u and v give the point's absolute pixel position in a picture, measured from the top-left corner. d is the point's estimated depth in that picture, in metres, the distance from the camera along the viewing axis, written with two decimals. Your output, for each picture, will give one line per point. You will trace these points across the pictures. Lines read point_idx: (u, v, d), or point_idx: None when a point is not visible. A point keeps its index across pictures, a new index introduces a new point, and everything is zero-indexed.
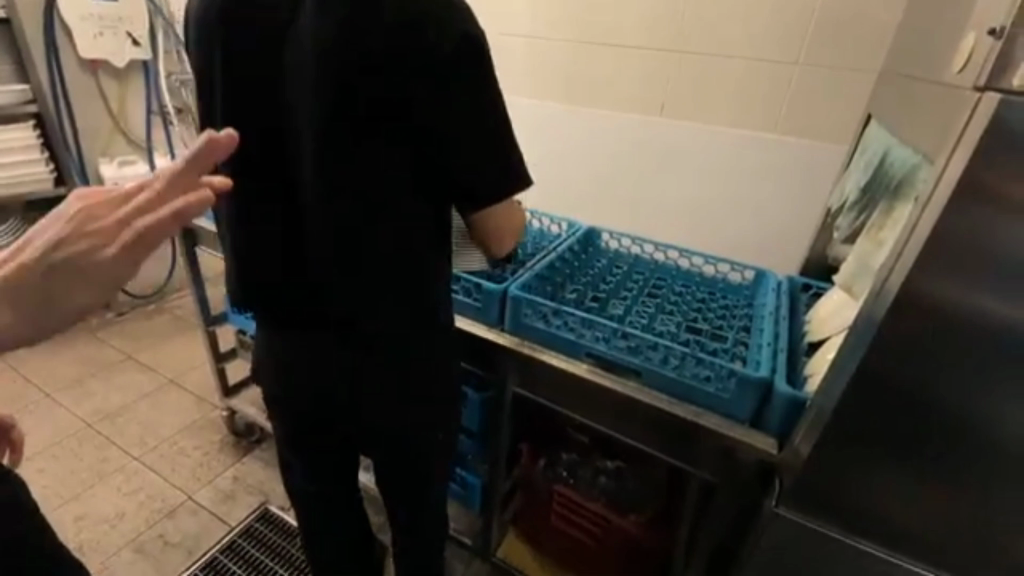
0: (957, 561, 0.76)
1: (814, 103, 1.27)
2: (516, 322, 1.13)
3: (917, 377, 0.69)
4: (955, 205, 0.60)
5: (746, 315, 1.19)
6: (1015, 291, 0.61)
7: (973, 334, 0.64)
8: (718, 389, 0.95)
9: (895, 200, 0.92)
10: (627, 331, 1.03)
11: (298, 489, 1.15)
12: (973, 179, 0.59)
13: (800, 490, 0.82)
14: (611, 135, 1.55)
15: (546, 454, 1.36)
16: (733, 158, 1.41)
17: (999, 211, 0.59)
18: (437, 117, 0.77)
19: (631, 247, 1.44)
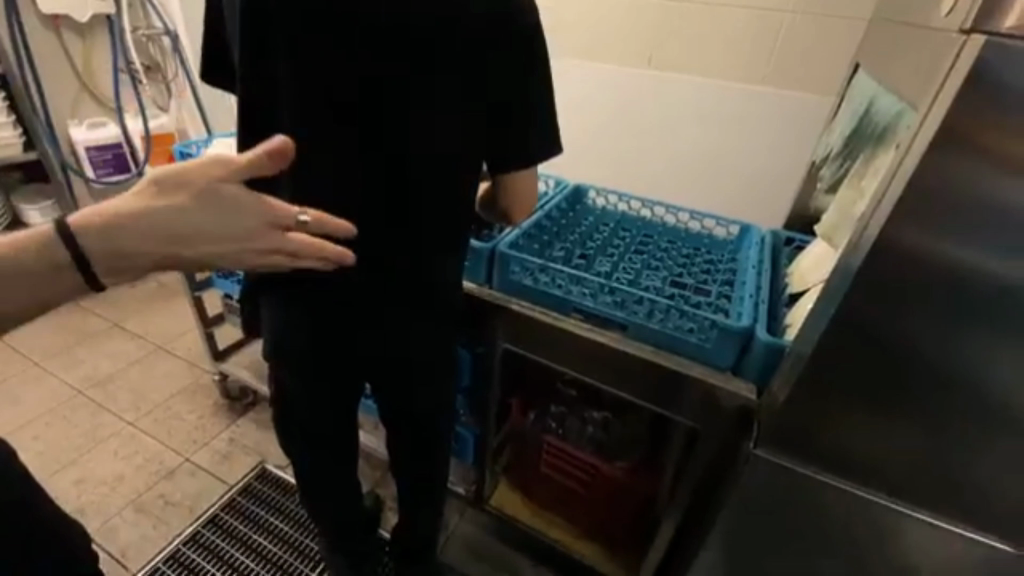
0: (914, 493, 0.82)
1: (805, 52, 1.25)
2: (503, 280, 1.14)
3: (890, 322, 0.71)
4: (936, 154, 0.61)
5: (728, 269, 1.21)
6: (986, 236, 0.63)
7: (943, 279, 0.66)
8: (699, 339, 0.98)
9: (880, 151, 0.92)
10: (614, 287, 1.04)
11: (303, 460, 1.17)
12: (955, 128, 0.59)
13: (782, 432, 0.86)
14: (599, 89, 1.51)
15: (536, 407, 1.39)
16: (720, 112, 1.39)
17: (976, 162, 0.60)
18: (440, 74, 0.78)
19: (617, 204, 1.44)
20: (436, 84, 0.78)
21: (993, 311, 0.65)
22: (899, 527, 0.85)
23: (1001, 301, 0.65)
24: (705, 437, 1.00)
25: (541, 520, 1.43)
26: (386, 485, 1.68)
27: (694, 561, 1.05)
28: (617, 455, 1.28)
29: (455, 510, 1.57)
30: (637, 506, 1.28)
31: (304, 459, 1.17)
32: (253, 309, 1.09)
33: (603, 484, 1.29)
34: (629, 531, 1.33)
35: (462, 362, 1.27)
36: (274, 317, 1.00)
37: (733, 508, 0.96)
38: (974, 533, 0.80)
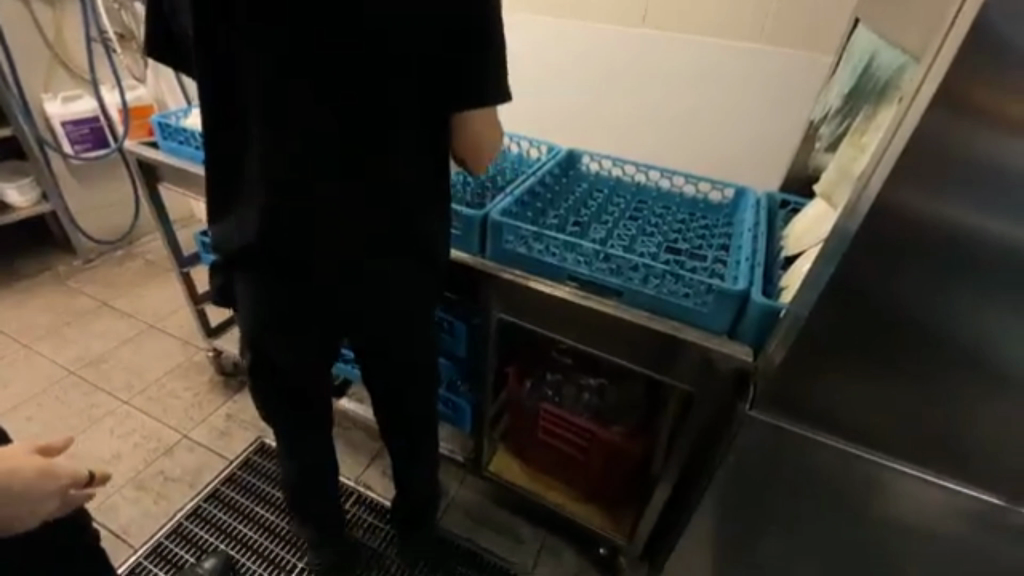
0: (904, 449, 0.83)
1: (803, 8, 1.20)
2: (495, 249, 1.11)
3: (886, 283, 0.71)
4: (938, 108, 0.59)
5: (724, 233, 1.19)
6: (985, 195, 0.61)
7: (942, 238, 0.65)
8: (695, 304, 0.98)
9: (880, 108, 0.90)
10: (609, 253, 1.03)
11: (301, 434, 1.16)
12: (958, 83, 0.57)
13: (779, 393, 0.87)
14: (591, 50, 1.46)
15: (533, 375, 1.36)
16: (717, 72, 1.34)
17: (980, 118, 0.58)
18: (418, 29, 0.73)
19: (611, 169, 1.40)
20: (418, 44, 0.75)
21: (992, 269, 0.65)
22: (890, 482, 0.87)
23: (997, 259, 0.64)
24: (700, 402, 1.01)
25: (540, 484, 1.44)
26: (382, 456, 1.68)
27: (690, 520, 1.07)
28: (614, 420, 1.26)
29: (452, 478, 1.59)
30: (636, 469, 1.29)
31: (286, 437, 1.11)
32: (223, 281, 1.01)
33: (601, 448, 1.27)
34: (628, 493, 1.35)
35: (454, 332, 1.25)
36: (253, 289, 0.94)
37: (729, 468, 0.97)
38: (961, 486, 0.82)
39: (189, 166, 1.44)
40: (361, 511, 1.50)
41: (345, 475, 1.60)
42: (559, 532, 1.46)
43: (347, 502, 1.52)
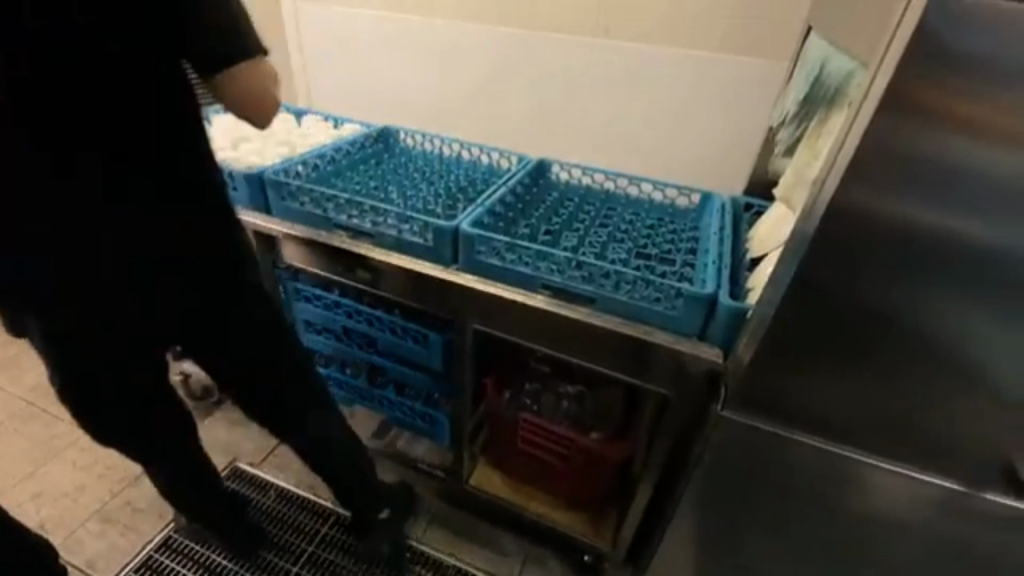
0: (870, 441, 0.86)
1: (757, 19, 1.25)
2: (469, 260, 1.08)
3: (845, 281, 0.73)
4: (885, 108, 0.61)
5: (691, 237, 1.22)
6: (931, 193, 0.64)
7: (894, 237, 0.68)
8: (666, 308, 0.98)
9: (832, 112, 0.93)
10: (581, 260, 1.02)
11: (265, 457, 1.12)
12: (904, 84, 0.60)
13: (750, 393, 0.88)
14: (552, 62, 1.46)
15: (511, 385, 1.34)
16: (679, 81, 1.37)
17: (923, 122, 0.61)
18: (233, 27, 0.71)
19: (581, 178, 1.41)
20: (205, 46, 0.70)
21: (941, 264, 0.68)
22: (857, 474, 0.89)
23: (944, 253, 0.67)
24: (676, 405, 1.01)
25: (521, 494, 1.42)
26: None
27: (669, 522, 1.08)
28: (592, 426, 1.26)
29: (433, 493, 1.55)
30: (615, 474, 1.28)
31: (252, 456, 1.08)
32: (105, 323, 0.85)
33: (581, 455, 1.25)
34: (607, 498, 1.35)
35: (417, 350, 1.18)
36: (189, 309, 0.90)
37: (704, 469, 0.98)
38: (926, 475, 0.86)
39: None
40: (339, 533, 1.46)
41: (322, 496, 1.56)
42: (542, 542, 1.45)
43: (323, 523, 1.48)
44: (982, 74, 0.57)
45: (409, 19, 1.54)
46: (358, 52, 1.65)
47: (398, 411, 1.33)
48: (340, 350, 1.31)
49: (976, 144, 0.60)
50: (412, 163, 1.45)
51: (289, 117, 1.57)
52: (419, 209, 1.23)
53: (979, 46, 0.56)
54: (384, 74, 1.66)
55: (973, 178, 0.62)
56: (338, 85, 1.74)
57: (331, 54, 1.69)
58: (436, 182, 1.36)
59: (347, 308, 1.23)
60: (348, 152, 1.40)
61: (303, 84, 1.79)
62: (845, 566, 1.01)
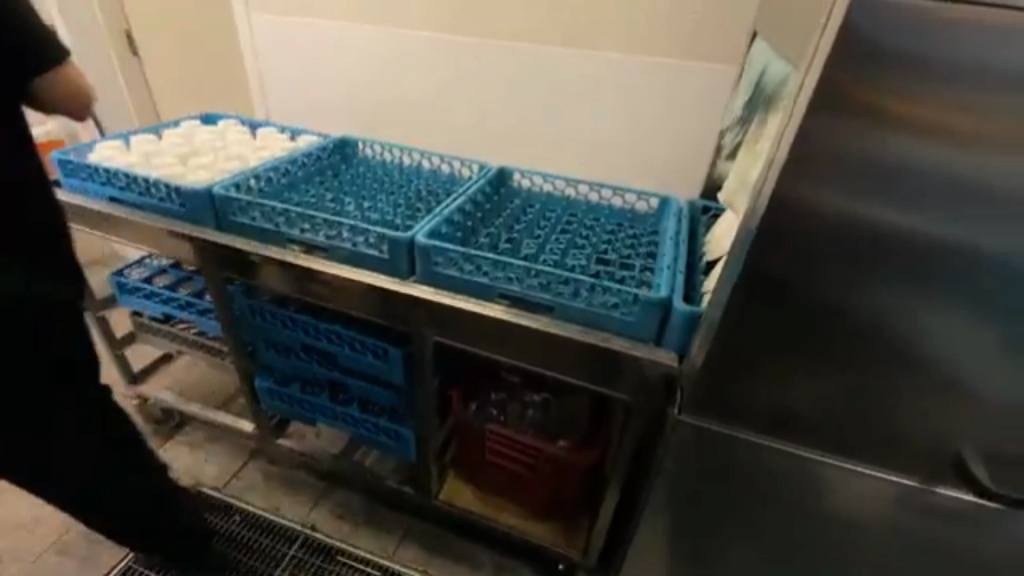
0: (822, 438, 0.87)
1: (706, 24, 1.26)
2: (426, 271, 1.06)
3: (788, 281, 0.74)
4: (815, 108, 0.62)
5: (650, 242, 1.22)
6: (862, 190, 0.65)
7: (830, 236, 0.69)
8: (623, 314, 0.97)
9: (769, 115, 0.95)
10: (537, 268, 1.01)
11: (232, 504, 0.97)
12: (834, 84, 0.60)
13: (704, 395, 0.88)
14: (510, 69, 1.45)
15: (477, 397, 1.32)
16: (634, 87, 1.37)
17: (852, 122, 0.62)
18: None
19: (542, 185, 1.40)
20: None
21: (875, 261, 0.70)
22: (813, 472, 0.90)
23: (877, 250, 0.69)
24: (637, 409, 1.01)
25: (491, 507, 1.40)
26: (323, 503, 1.55)
27: (638, 526, 1.08)
28: (559, 434, 1.24)
29: (405, 509, 1.52)
30: (584, 483, 1.27)
31: None
32: None
33: (549, 464, 1.24)
34: (578, 506, 1.34)
35: (377, 364, 1.16)
36: None
37: (666, 472, 0.98)
38: (876, 470, 0.87)
39: (93, 204, 1.26)
40: (306, 554, 1.41)
41: (289, 517, 1.51)
42: (514, 553, 1.43)
43: (289, 545, 1.43)
44: (903, 73, 0.58)
45: (366, 28, 1.52)
46: (315, 63, 1.62)
47: (361, 428, 1.29)
48: (300, 367, 1.28)
49: (902, 141, 0.61)
50: (370, 175, 1.42)
51: (244, 129, 1.54)
52: (375, 221, 1.21)
53: (902, 46, 0.57)
54: (342, 83, 1.63)
55: (904, 175, 0.63)
56: (295, 95, 1.70)
57: (287, 63, 1.66)
58: (395, 193, 1.34)
59: (304, 324, 1.20)
60: (303, 164, 1.37)
61: (260, 94, 1.75)
62: (810, 564, 1.02)
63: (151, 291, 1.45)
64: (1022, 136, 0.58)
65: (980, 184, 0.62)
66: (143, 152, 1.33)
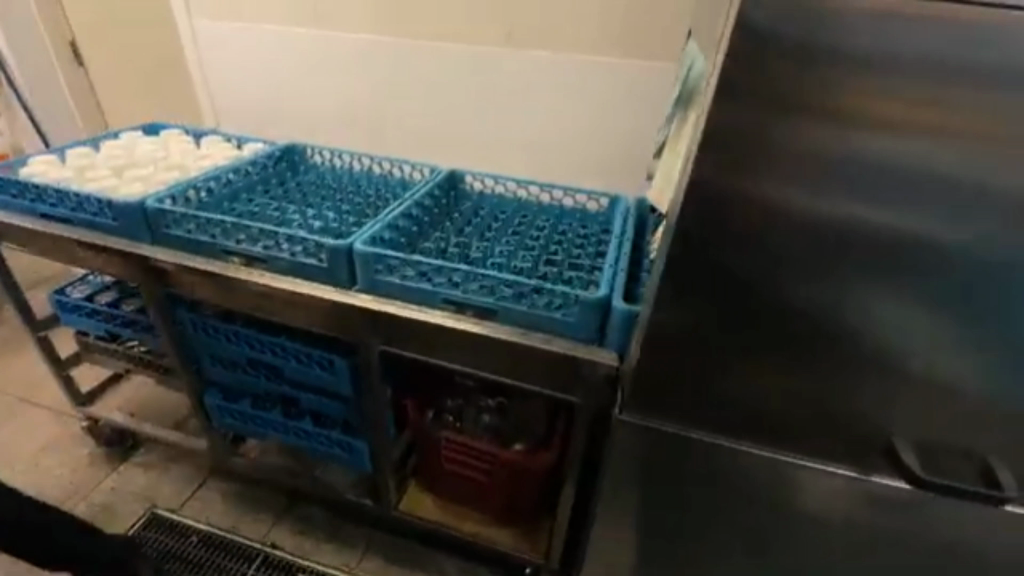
0: (760, 431, 0.87)
1: (645, 23, 1.26)
2: (366, 279, 1.04)
3: (711, 277, 0.75)
4: (722, 98, 0.62)
5: (598, 242, 1.22)
6: (772, 184, 0.66)
7: (745, 231, 0.70)
8: (564, 316, 0.96)
9: (687, 111, 0.93)
10: (478, 272, 0.99)
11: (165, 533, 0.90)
12: (738, 71, 0.60)
13: (643, 392, 0.88)
14: (458, 70, 1.42)
15: (434, 404, 1.30)
16: (581, 86, 1.36)
17: (754, 116, 0.62)
18: None
19: (494, 188, 1.39)
20: None
21: (790, 254, 0.71)
22: (757, 467, 0.90)
23: (792, 243, 0.70)
24: (584, 411, 1.00)
25: (453, 515, 1.39)
26: (285, 519, 1.52)
27: (595, 528, 1.08)
28: (516, 439, 1.23)
29: (369, 521, 1.50)
30: (543, 487, 1.26)
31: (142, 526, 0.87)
32: None
33: (505, 470, 1.23)
34: (539, 510, 1.33)
35: (324, 376, 1.13)
36: None
37: (614, 472, 0.98)
38: (815, 462, 0.87)
39: (23, 221, 1.21)
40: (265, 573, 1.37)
41: (248, 535, 1.47)
42: (479, 561, 1.42)
43: (248, 565, 1.39)
44: (797, 68, 0.59)
45: (310, 32, 1.48)
46: (262, 69, 1.58)
47: (315, 442, 1.27)
48: (249, 382, 1.24)
49: (802, 135, 0.62)
50: (318, 182, 1.39)
51: (187, 139, 1.49)
52: (318, 229, 1.19)
53: (796, 39, 0.57)
54: (290, 89, 1.59)
55: (814, 166, 0.64)
56: (244, 102, 1.66)
57: (234, 69, 1.62)
58: (341, 201, 1.31)
59: (248, 338, 1.17)
60: (247, 173, 1.34)
61: (208, 102, 1.70)
62: (764, 563, 1.01)
63: (93, 309, 1.40)
64: (911, 124, 0.60)
65: (885, 172, 0.63)
66: (77, 166, 1.29)
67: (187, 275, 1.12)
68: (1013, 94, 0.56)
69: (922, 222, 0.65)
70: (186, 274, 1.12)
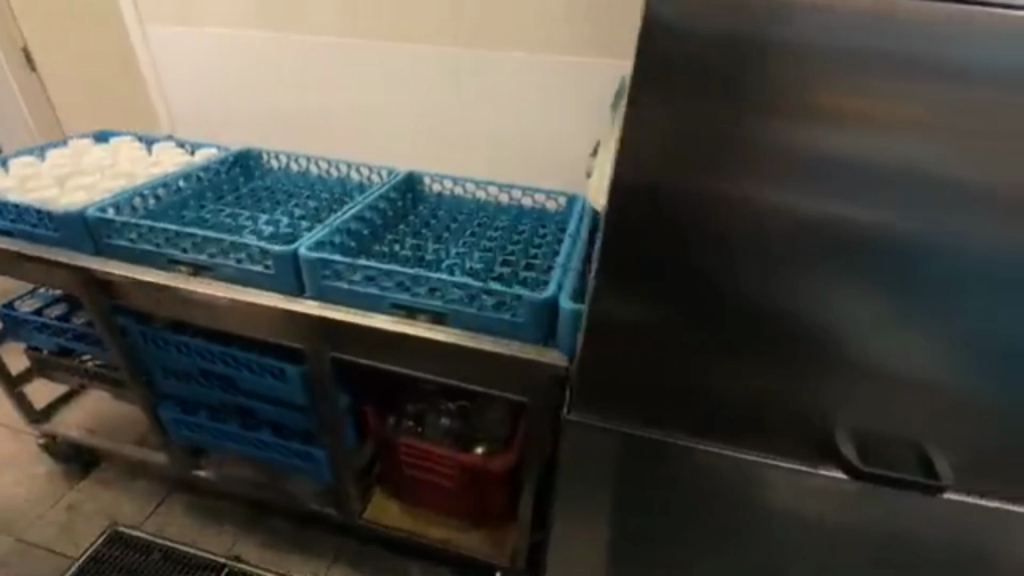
0: (709, 428, 0.87)
1: (597, 21, 1.26)
2: (312, 285, 1.02)
3: (645, 273, 0.75)
4: (638, 93, 0.63)
5: (555, 241, 1.21)
6: (695, 180, 0.67)
7: (675, 228, 0.70)
8: (512, 317, 0.95)
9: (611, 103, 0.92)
10: (425, 275, 0.98)
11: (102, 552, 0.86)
12: (651, 67, 0.61)
13: (589, 391, 0.88)
14: (415, 70, 1.41)
15: (395, 409, 1.28)
16: (537, 86, 1.35)
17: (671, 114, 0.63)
18: None
19: (453, 189, 1.37)
20: None
21: (721, 250, 0.71)
22: (708, 464, 0.90)
23: (722, 239, 0.70)
24: (538, 412, 0.99)
25: (419, 521, 1.37)
26: (249, 531, 1.49)
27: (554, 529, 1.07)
28: (477, 442, 1.22)
29: (336, 530, 1.48)
30: (507, 489, 1.25)
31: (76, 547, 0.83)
32: None
33: (467, 473, 1.22)
34: (505, 513, 1.32)
35: (277, 385, 1.11)
36: None
37: (569, 472, 0.98)
38: (766, 457, 0.87)
39: None
40: None
41: (212, 550, 1.44)
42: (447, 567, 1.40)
43: None
44: (706, 65, 0.60)
45: (266, 34, 1.46)
46: (219, 72, 1.55)
47: (273, 452, 1.24)
48: (203, 393, 1.22)
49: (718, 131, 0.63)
50: (273, 187, 1.37)
51: (138, 145, 1.46)
52: (268, 236, 1.16)
53: (703, 37, 0.58)
54: (250, 92, 1.56)
55: (734, 161, 0.65)
56: (202, 106, 1.62)
57: (191, 73, 1.58)
58: (296, 206, 1.29)
59: (199, 348, 1.14)
60: (198, 179, 1.31)
61: (165, 107, 1.67)
62: (723, 560, 1.01)
63: (43, 323, 1.36)
64: (822, 117, 0.60)
65: (802, 166, 0.64)
66: (20, 176, 1.26)
67: (131, 285, 1.09)
68: (937, 86, 0.57)
69: (850, 214, 0.65)
70: (130, 284, 1.09)
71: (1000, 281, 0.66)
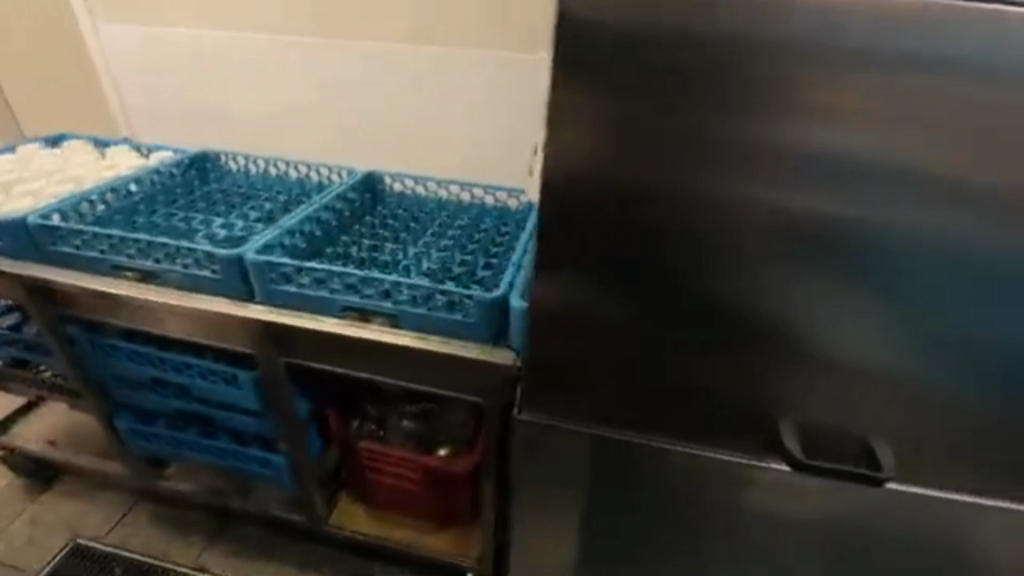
0: (660, 424, 0.87)
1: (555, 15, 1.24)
2: (259, 288, 1.00)
3: (582, 268, 0.75)
4: (561, 87, 0.64)
5: (513, 239, 1.20)
6: (622, 173, 0.68)
7: (606, 222, 0.71)
8: (462, 317, 0.94)
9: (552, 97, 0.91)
10: (373, 276, 0.97)
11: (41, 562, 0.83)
12: (571, 61, 0.63)
13: (538, 389, 0.88)
14: (375, 68, 1.38)
15: (357, 413, 1.26)
16: (498, 82, 1.33)
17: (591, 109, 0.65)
18: None
19: (415, 188, 1.35)
20: None
21: (654, 244, 0.71)
22: (662, 460, 0.89)
23: (653, 233, 0.71)
24: (492, 412, 0.98)
25: (386, 525, 1.35)
26: (214, 541, 1.46)
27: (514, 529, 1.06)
28: (440, 444, 1.21)
29: (303, 538, 1.45)
30: (471, 490, 1.24)
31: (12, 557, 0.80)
32: None
33: (430, 475, 1.21)
34: (472, 514, 1.31)
35: (231, 391, 1.09)
36: None
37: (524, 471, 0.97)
38: (720, 453, 0.86)
39: None
40: None
41: (176, 562, 1.41)
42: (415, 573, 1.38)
43: None
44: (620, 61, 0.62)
45: (225, 34, 1.43)
46: (176, 74, 1.51)
47: (231, 460, 1.22)
48: (157, 402, 1.19)
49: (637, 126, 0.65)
50: (231, 189, 1.35)
51: (91, 148, 1.42)
52: (220, 239, 1.14)
53: (616, 33, 0.60)
54: (209, 94, 1.51)
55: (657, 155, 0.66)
56: (159, 109, 1.57)
57: (149, 74, 1.54)
58: (252, 208, 1.27)
59: (150, 356, 1.12)
60: (151, 183, 1.28)
61: (123, 110, 1.62)
62: (684, 559, 1.00)
63: None
64: (738, 110, 0.62)
65: (723, 157, 0.64)
66: None
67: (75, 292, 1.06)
68: (842, 76, 0.59)
69: (784, 203, 0.66)
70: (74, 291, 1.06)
71: (939, 268, 0.66)
